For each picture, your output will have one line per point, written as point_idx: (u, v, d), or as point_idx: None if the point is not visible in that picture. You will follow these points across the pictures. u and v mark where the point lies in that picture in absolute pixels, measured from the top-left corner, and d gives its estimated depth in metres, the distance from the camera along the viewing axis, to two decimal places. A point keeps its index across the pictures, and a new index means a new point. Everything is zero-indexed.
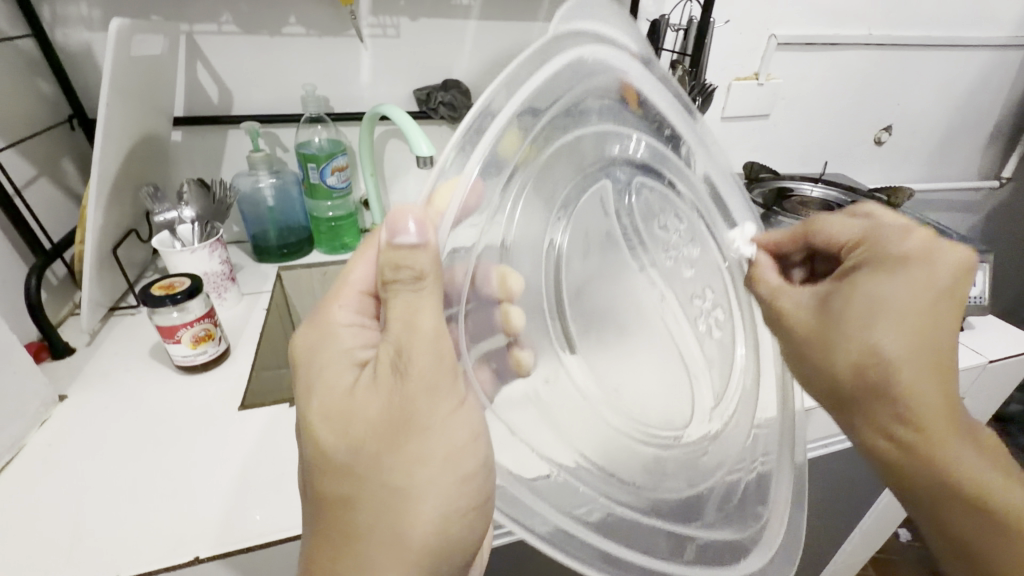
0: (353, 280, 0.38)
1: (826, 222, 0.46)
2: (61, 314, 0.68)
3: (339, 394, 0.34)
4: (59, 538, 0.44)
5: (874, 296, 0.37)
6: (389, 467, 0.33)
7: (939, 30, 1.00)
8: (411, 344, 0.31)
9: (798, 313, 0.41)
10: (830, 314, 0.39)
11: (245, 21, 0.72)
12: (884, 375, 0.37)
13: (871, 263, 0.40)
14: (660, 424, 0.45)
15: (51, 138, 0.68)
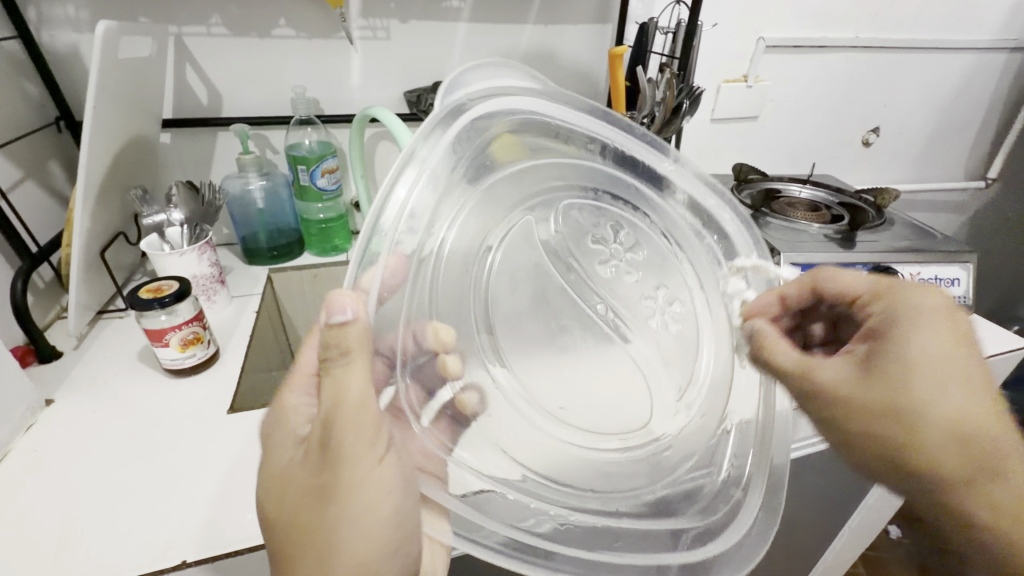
0: (303, 364, 0.40)
1: (825, 276, 0.45)
2: (48, 318, 0.68)
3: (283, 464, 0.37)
4: (45, 544, 0.44)
5: (910, 360, 0.34)
6: (324, 520, 0.35)
7: (924, 33, 1.01)
8: (338, 411, 0.33)
9: (843, 391, 0.36)
10: (882, 382, 0.35)
11: (235, 23, 0.72)
12: (967, 447, 0.34)
13: (897, 327, 0.37)
14: (614, 428, 0.48)
15: (37, 141, 0.68)
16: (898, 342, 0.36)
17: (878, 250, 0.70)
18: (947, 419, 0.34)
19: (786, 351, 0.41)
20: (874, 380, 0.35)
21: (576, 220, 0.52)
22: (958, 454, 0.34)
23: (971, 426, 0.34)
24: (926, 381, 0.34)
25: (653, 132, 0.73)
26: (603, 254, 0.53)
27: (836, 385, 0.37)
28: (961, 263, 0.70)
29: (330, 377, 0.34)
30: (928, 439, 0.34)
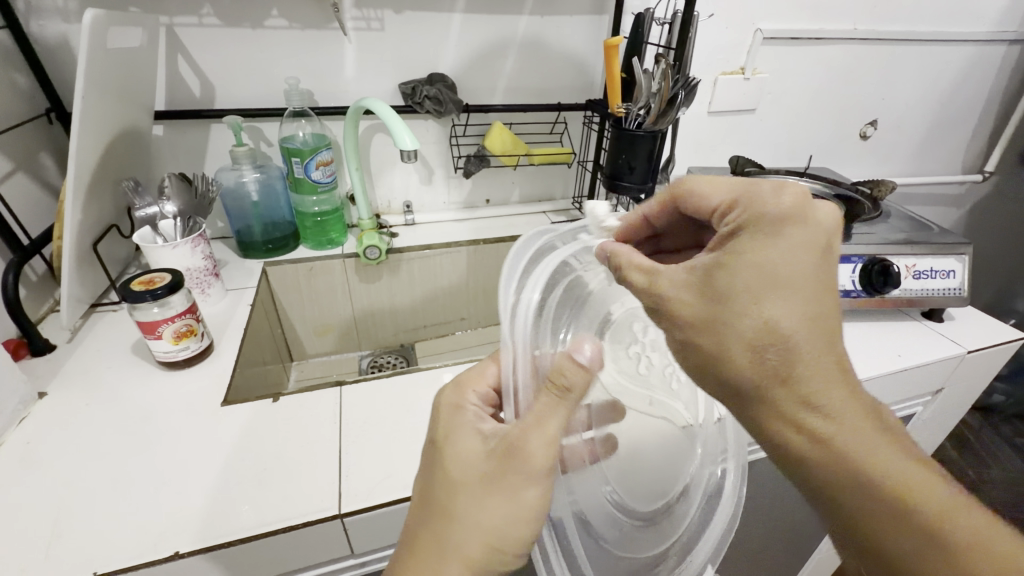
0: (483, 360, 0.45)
1: (692, 186, 0.40)
2: (41, 312, 0.67)
3: (459, 454, 0.37)
4: (36, 537, 0.44)
5: (761, 257, 0.32)
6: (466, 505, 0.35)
7: (923, 25, 1.01)
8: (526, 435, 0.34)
9: (677, 293, 0.34)
10: (710, 286, 0.33)
11: (227, 14, 0.71)
12: (787, 353, 0.32)
13: (750, 227, 0.34)
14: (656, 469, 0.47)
15: (28, 132, 0.67)
16: (749, 238, 0.33)
17: (874, 242, 0.70)
18: (774, 326, 0.32)
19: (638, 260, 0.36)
20: (725, 284, 0.32)
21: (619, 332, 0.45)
22: (781, 365, 0.32)
23: (792, 328, 0.32)
24: (792, 280, 0.32)
25: (649, 124, 0.73)
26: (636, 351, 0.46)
27: (669, 294, 0.34)
28: (957, 255, 0.70)
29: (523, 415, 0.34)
30: (743, 346, 0.32)
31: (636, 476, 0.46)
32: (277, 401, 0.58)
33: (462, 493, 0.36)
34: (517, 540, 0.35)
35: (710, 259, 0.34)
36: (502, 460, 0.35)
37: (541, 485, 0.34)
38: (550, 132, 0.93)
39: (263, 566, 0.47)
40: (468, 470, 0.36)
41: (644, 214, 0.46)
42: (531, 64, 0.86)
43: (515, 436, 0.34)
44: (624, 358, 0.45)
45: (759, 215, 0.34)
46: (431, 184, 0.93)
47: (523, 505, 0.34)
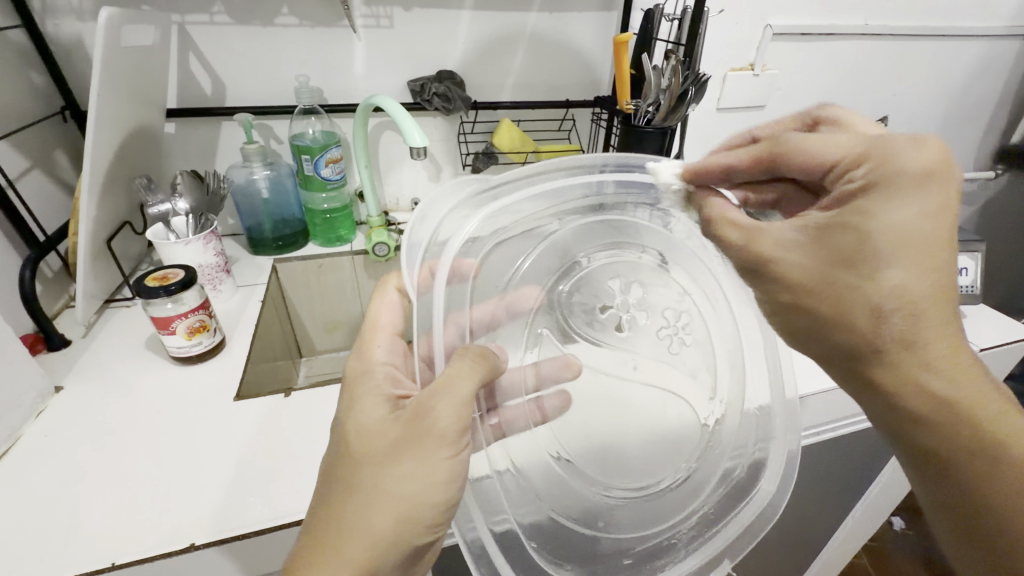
0: (384, 324, 0.45)
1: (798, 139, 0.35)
2: (56, 307, 0.68)
3: (364, 420, 0.37)
4: (55, 527, 0.45)
5: (897, 220, 0.31)
6: (372, 478, 0.34)
7: (936, 20, 1.00)
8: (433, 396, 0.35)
9: (788, 257, 0.34)
10: (828, 252, 0.33)
11: (238, 12, 0.71)
12: (910, 317, 0.32)
13: (882, 186, 0.32)
14: (644, 470, 0.47)
15: (43, 130, 0.68)
16: (881, 198, 0.32)
17: None
18: (905, 291, 0.31)
19: (733, 221, 0.37)
20: (858, 247, 0.32)
21: (587, 287, 0.50)
22: (909, 330, 0.32)
23: (922, 292, 0.32)
24: (929, 243, 0.31)
25: (658, 120, 0.73)
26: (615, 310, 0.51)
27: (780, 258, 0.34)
28: (969, 252, 0.70)
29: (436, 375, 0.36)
30: (862, 312, 0.32)
31: (616, 464, 0.48)
32: (289, 396, 0.59)
33: (367, 462, 0.35)
34: (427, 512, 0.35)
35: (836, 221, 0.33)
36: (411, 423, 0.35)
37: (453, 448, 0.35)
38: (558, 129, 0.93)
39: (275, 557, 0.48)
40: (374, 433, 0.36)
41: (726, 166, 0.38)
42: (540, 61, 0.86)
43: (426, 401, 0.35)
44: (600, 308, 0.50)
45: (896, 174, 0.31)
46: (439, 181, 0.93)
47: (437, 472, 0.34)
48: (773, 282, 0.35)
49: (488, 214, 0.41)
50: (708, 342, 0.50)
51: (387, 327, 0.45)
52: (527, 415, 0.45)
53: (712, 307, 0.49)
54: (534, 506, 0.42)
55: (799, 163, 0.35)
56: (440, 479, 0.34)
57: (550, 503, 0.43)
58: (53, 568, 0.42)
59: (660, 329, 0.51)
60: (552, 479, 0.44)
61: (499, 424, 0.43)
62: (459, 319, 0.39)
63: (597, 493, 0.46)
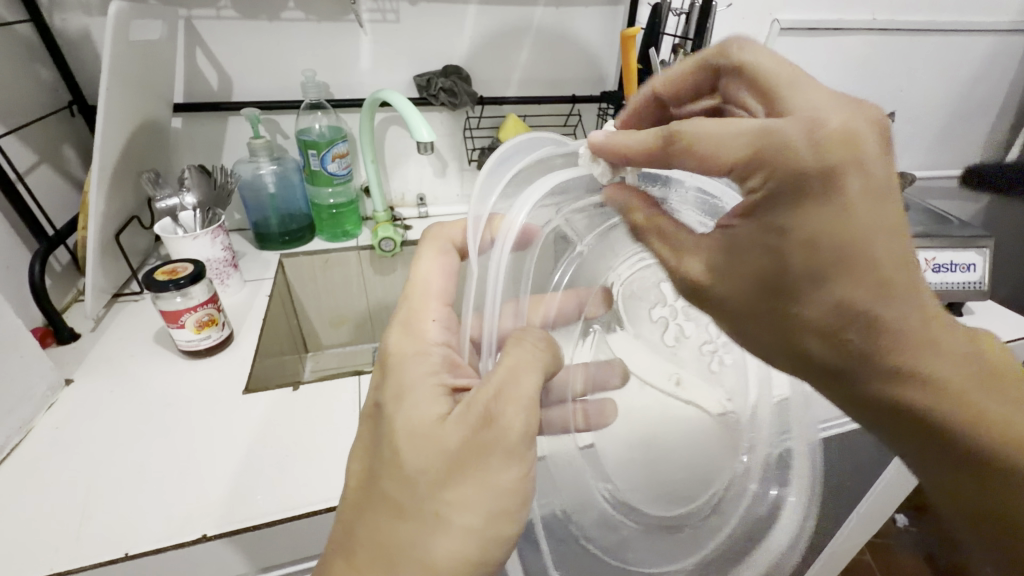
0: (435, 293, 0.41)
1: (690, 131, 0.27)
2: (65, 301, 0.69)
3: (421, 420, 0.32)
4: (68, 519, 0.45)
5: (811, 233, 0.26)
6: (435, 497, 0.31)
7: (944, 14, 0.99)
8: (503, 403, 0.32)
9: (717, 281, 0.30)
10: (757, 274, 0.28)
11: (244, 6, 0.71)
12: (864, 329, 0.28)
13: (788, 190, 0.25)
14: (667, 494, 0.48)
15: (51, 125, 0.68)
16: (791, 216, 0.26)
17: None
18: (854, 302, 0.27)
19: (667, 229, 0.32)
20: (773, 266, 0.28)
21: (636, 279, 0.46)
22: (865, 343, 0.28)
23: (874, 300, 0.27)
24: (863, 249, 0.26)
25: None
26: (659, 314, 0.48)
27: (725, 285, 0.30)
28: (977, 247, 0.70)
29: (500, 374, 0.33)
30: (806, 325, 0.29)
31: (648, 483, 0.47)
32: (297, 389, 0.59)
33: (428, 480, 0.31)
34: (500, 525, 0.32)
35: (750, 239, 0.28)
36: (476, 433, 0.31)
37: (522, 456, 0.32)
38: (564, 125, 0.93)
39: (285, 549, 0.48)
40: (430, 442, 0.32)
41: (628, 155, 0.32)
42: (545, 56, 0.86)
43: (495, 405, 0.32)
44: (645, 310, 0.48)
45: (794, 180, 0.25)
46: (445, 176, 0.93)
47: (506, 485, 0.32)
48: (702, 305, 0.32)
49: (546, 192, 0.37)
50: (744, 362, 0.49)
51: (437, 296, 0.41)
52: (571, 419, 0.42)
53: None
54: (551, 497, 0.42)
55: (689, 164, 0.27)
56: (513, 490, 0.32)
57: (563, 501, 0.43)
58: (67, 558, 0.42)
59: (704, 345, 0.49)
60: (581, 485, 0.44)
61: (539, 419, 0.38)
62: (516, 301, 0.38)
63: (626, 516, 0.46)
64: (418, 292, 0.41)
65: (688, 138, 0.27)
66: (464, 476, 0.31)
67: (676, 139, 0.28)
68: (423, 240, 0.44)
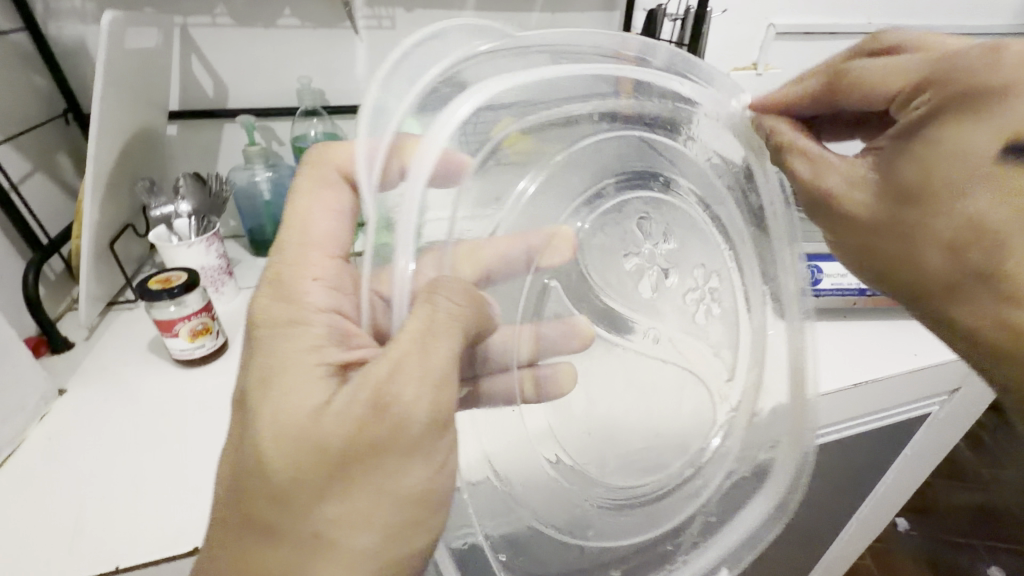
0: (316, 229, 0.40)
1: (860, 68, 0.35)
2: (59, 310, 0.68)
3: (292, 417, 0.30)
4: (59, 531, 0.45)
5: (957, 145, 0.30)
6: (320, 502, 0.30)
7: (939, 19, 0.99)
8: (398, 385, 0.30)
9: (852, 196, 0.35)
10: (897, 185, 0.33)
11: (240, 13, 0.72)
12: (993, 247, 0.31)
13: (957, 106, 0.30)
14: (642, 472, 0.47)
15: (45, 133, 0.68)
16: (946, 129, 0.31)
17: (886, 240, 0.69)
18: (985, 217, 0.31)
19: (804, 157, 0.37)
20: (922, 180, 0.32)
21: (623, 229, 0.48)
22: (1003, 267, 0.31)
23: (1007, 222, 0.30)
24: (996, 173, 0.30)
25: None
26: (639, 267, 0.49)
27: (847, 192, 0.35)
28: None
29: (392, 351, 0.30)
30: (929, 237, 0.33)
31: (610, 454, 0.47)
32: None
33: (304, 489, 0.29)
34: (408, 511, 0.32)
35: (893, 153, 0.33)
36: (364, 424, 0.29)
37: (425, 435, 0.31)
38: None
39: None
40: (311, 442, 0.29)
41: (785, 100, 0.38)
42: None
43: (387, 389, 0.30)
44: (622, 261, 0.49)
45: (963, 94, 0.30)
46: None
47: (410, 473, 0.31)
48: (830, 219, 0.37)
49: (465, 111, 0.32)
50: (732, 313, 0.47)
51: (319, 244, 0.39)
52: (516, 384, 0.44)
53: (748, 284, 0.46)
54: (510, 515, 0.42)
55: (855, 96, 0.35)
56: (422, 484, 0.32)
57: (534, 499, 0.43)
58: (57, 570, 0.42)
59: (686, 292, 0.49)
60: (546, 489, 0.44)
61: (475, 392, 0.40)
62: (440, 251, 0.34)
63: (588, 496, 0.45)
64: (299, 227, 0.39)
65: (853, 74, 0.35)
66: (348, 475, 0.30)
67: (852, 66, 0.35)
68: (303, 162, 0.42)
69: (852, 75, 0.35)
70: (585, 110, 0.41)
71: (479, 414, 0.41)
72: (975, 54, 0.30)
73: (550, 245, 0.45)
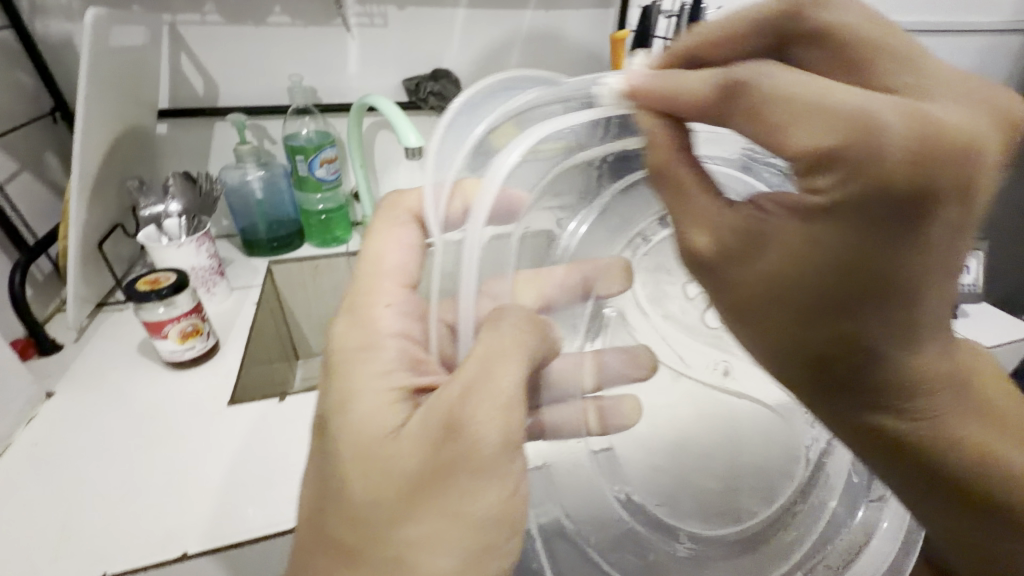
0: (387, 266, 0.38)
1: (783, 77, 0.23)
2: (47, 312, 0.68)
3: (371, 436, 0.30)
4: (45, 538, 0.44)
5: (858, 252, 0.23)
6: (397, 527, 0.29)
7: (935, 15, 0.99)
8: (476, 402, 0.29)
9: (724, 259, 0.27)
10: (791, 270, 0.25)
11: (230, 11, 0.71)
12: (883, 366, 0.27)
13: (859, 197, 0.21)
14: (714, 504, 0.45)
15: (32, 132, 0.67)
16: (837, 221, 0.22)
17: None
18: (867, 341, 0.26)
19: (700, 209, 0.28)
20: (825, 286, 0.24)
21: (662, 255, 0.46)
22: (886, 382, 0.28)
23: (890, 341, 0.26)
24: (915, 281, 0.23)
25: None
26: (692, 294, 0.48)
27: (727, 258, 0.27)
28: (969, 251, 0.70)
29: (471, 366, 0.30)
30: (806, 335, 0.27)
31: (664, 478, 0.46)
32: (284, 400, 0.58)
33: (383, 509, 0.29)
34: (487, 542, 0.30)
35: (788, 233, 0.24)
36: (443, 441, 0.29)
37: (506, 456, 0.30)
38: None
39: (269, 565, 0.47)
40: (394, 460, 0.29)
41: (672, 108, 0.29)
42: (536, 58, 0.85)
43: (460, 409, 0.29)
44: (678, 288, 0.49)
45: (871, 184, 0.21)
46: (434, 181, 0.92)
47: (486, 496, 0.30)
48: (706, 281, 0.29)
49: (530, 141, 0.33)
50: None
51: (392, 276, 0.38)
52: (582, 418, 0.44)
53: None
54: (548, 506, 0.40)
55: (751, 124, 0.24)
56: (494, 508, 0.30)
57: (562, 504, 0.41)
58: None
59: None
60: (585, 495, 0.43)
61: (537, 425, 0.41)
62: (499, 281, 0.35)
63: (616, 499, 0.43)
64: (371, 268, 0.38)
65: (764, 90, 0.24)
66: (426, 496, 0.29)
67: (759, 75, 0.24)
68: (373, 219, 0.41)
69: (759, 93, 0.24)
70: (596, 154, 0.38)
71: (542, 445, 0.42)
72: (897, 129, 0.20)
73: (607, 273, 0.45)
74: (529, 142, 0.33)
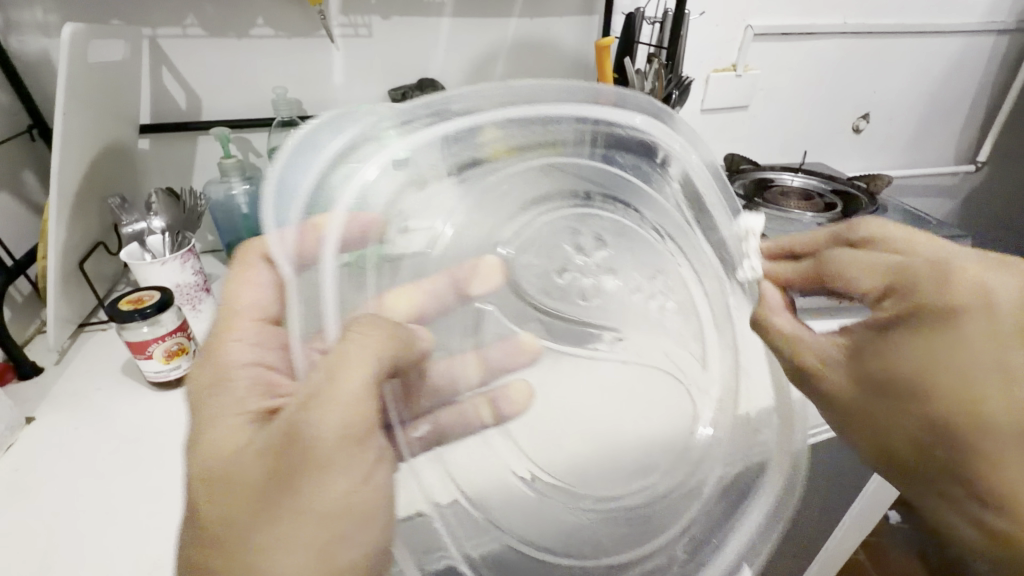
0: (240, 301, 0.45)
1: (869, 227, 0.41)
2: (27, 333, 0.66)
3: (218, 458, 0.33)
4: (25, 568, 0.42)
5: (944, 303, 0.35)
6: (248, 538, 0.30)
7: (912, 17, 1.01)
8: (310, 411, 0.31)
9: (827, 370, 0.40)
10: (865, 366, 0.39)
11: (211, 23, 0.70)
12: (948, 446, 0.34)
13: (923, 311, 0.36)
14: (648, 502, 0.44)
15: (9, 151, 0.66)
16: (908, 336, 0.36)
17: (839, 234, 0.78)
18: (953, 420, 0.34)
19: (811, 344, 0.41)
20: (898, 375, 0.36)
21: (558, 248, 0.50)
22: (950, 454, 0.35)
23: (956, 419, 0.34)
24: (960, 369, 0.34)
25: None
26: (583, 286, 0.51)
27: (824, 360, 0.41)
28: None
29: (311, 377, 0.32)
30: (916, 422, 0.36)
31: (615, 478, 0.45)
32: None
33: (236, 523, 0.31)
34: (350, 531, 0.32)
35: (874, 342, 0.38)
36: (281, 453, 0.31)
37: (349, 451, 0.32)
38: None
39: None
40: (237, 477, 0.31)
41: (784, 276, 0.44)
42: (522, 66, 0.85)
43: (295, 418, 0.31)
44: (557, 275, 0.51)
45: (918, 308, 0.36)
46: None
47: (337, 487, 0.31)
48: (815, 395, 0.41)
49: (490, 118, 0.40)
50: (692, 313, 0.47)
51: (247, 311, 0.45)
52: (473, 413, 0.46)
53: (699, 279, 0.46)
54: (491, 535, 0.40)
55: (839, 282, 0.41)
56: (347, 496, 0.32)
57: (514, 530, 0.41)
58: None
59: (650, 303, 0.48)
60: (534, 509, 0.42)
61: (431, 431, 0.42)
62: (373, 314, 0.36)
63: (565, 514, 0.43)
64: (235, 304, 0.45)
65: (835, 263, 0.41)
66: (271, 505, 0.30)
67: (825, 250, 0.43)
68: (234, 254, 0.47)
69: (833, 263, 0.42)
70: (576, 135, 0.43)
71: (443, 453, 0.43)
72: (934, 280, 0.36)
73: (474, 276, 0.49)
74: (456, 125, 0.40)
